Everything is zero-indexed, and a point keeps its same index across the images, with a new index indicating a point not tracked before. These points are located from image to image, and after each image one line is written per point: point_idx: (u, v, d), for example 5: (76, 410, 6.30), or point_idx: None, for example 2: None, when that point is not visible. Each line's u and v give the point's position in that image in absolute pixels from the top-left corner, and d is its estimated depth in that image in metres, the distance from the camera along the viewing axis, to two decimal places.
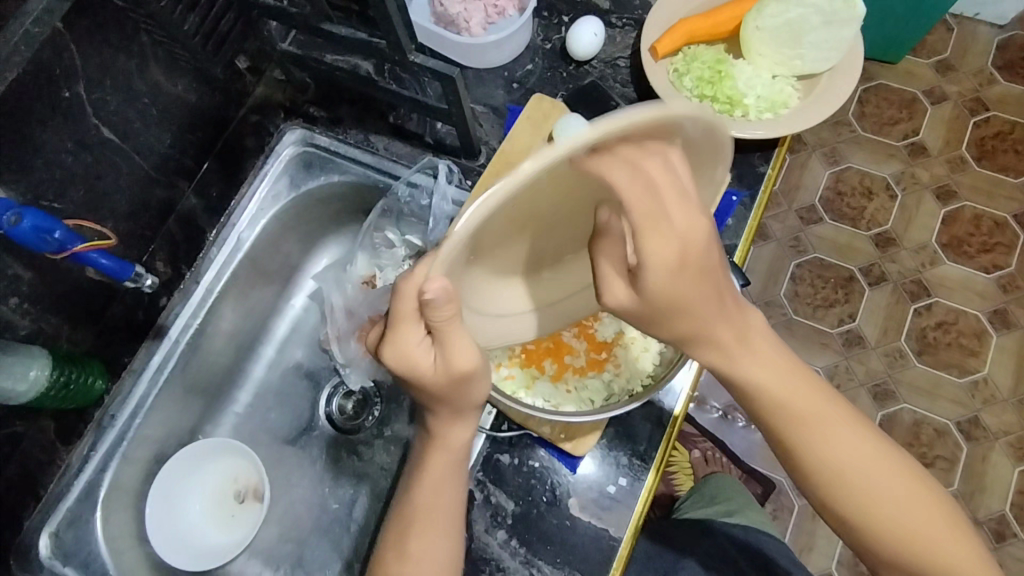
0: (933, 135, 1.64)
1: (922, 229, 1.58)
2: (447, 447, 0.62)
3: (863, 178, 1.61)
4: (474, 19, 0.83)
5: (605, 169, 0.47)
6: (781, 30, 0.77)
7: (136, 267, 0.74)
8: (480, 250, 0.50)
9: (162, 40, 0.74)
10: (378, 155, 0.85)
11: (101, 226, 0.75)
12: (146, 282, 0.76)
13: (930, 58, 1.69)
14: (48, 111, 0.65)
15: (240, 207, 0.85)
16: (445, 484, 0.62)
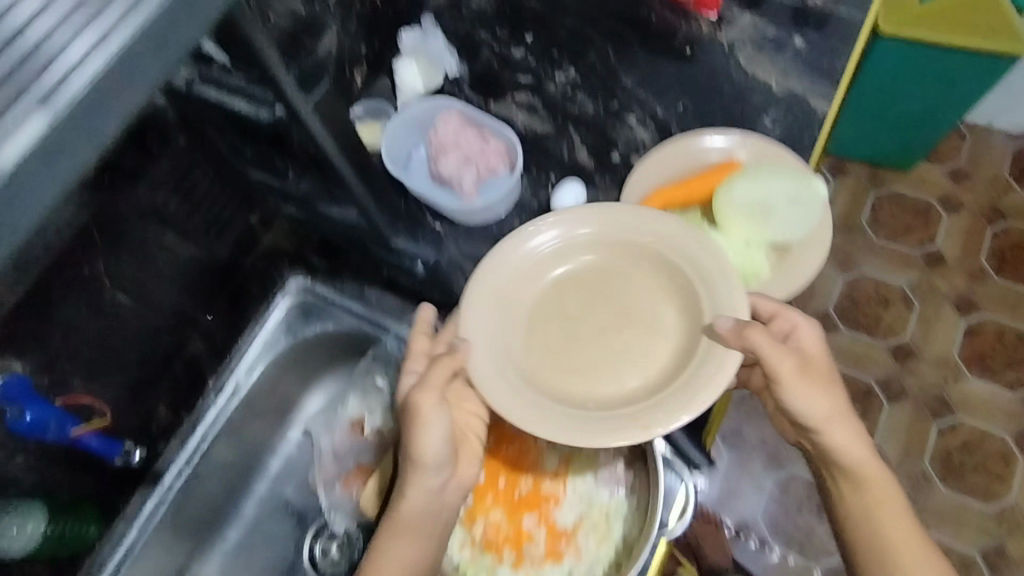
0: (950, 245, 1.64)
1: (940, 342, 1.55)
2: (422, 461, 0.65)
3: (878, 287, 1.61)
4: (466, 179, 0.91)
5: (624, 307, 0.69)
6: (751, 206, 0.80)
7: (127, 444, 0.84)
8: (530, 347, 0.67)
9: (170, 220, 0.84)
10: (369, 308, 0.90)
11: (97, 402, 0.80)
12: (136, 455, 0.85)
13: (942, 165, 1.72)
14: (66, 288, 0.73)
15: (240, 355, 0.90)
16: (415, 530, 0.65)
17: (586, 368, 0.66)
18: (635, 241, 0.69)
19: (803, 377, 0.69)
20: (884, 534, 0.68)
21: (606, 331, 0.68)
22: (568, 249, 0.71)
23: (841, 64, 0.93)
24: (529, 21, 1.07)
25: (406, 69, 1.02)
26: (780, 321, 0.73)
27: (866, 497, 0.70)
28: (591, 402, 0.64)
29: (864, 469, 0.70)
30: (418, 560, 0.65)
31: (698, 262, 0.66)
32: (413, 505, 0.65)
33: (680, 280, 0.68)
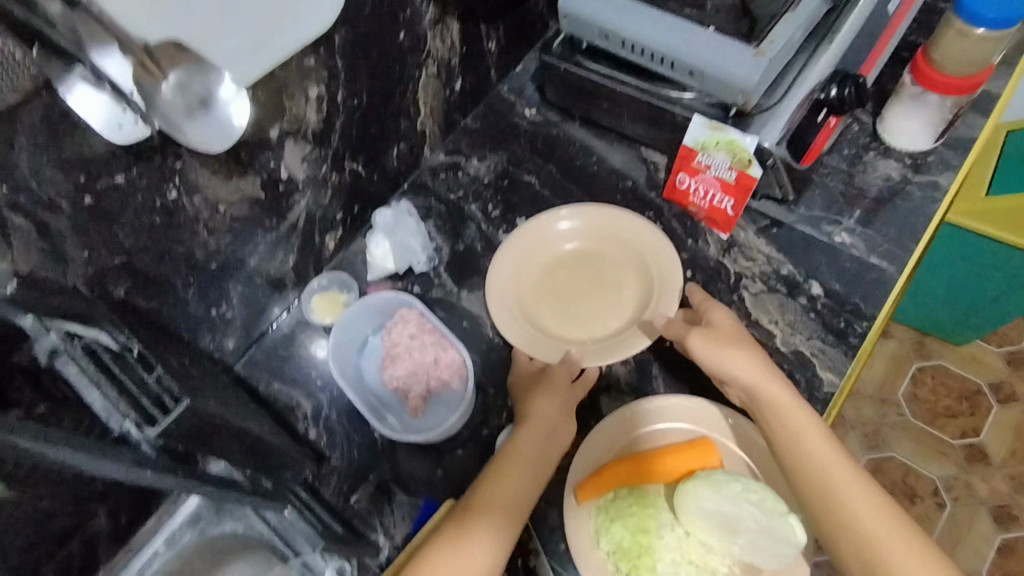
0: (997, 441, 1.61)
1: (972, 555, 1.51)
2: (546, 401, 0.77)
3: (908, 475, 1.59)
4: (414, 391, 0.85)
5: (604, 269, 0.90)
6: (715, 519, 0.68)
7: None
8: (542, 287, 0.90)
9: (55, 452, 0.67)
10: (281, 523, 0.82)
11: None
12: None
13: (1000, 346, 1.69)
14: None
15: (142, 550, 0.83)
16: (538, 444, 0.74)
17: (584, 320, 0.87)
18: (611, 232, 0.91)
19: (712, 338, 0.76)
20: (844, 498, 0.65)
21: (595, 286, 0.89)
22: (557, 239, 0.92)
23: (862, 330, 0.82)
24: (523, 203, 1.03)
25: (378, 248, 0.98)
26: (719, 314, 0.79)
27: (850, 512, 0.65)
28: (588, 310, 0.88)
29: (793, 409, 0.70)
30: (532, 469, 0.72)
31: (653, 264, 0.88)
32: (523, 446, 0.73)
33: (641, 260, 0.89)
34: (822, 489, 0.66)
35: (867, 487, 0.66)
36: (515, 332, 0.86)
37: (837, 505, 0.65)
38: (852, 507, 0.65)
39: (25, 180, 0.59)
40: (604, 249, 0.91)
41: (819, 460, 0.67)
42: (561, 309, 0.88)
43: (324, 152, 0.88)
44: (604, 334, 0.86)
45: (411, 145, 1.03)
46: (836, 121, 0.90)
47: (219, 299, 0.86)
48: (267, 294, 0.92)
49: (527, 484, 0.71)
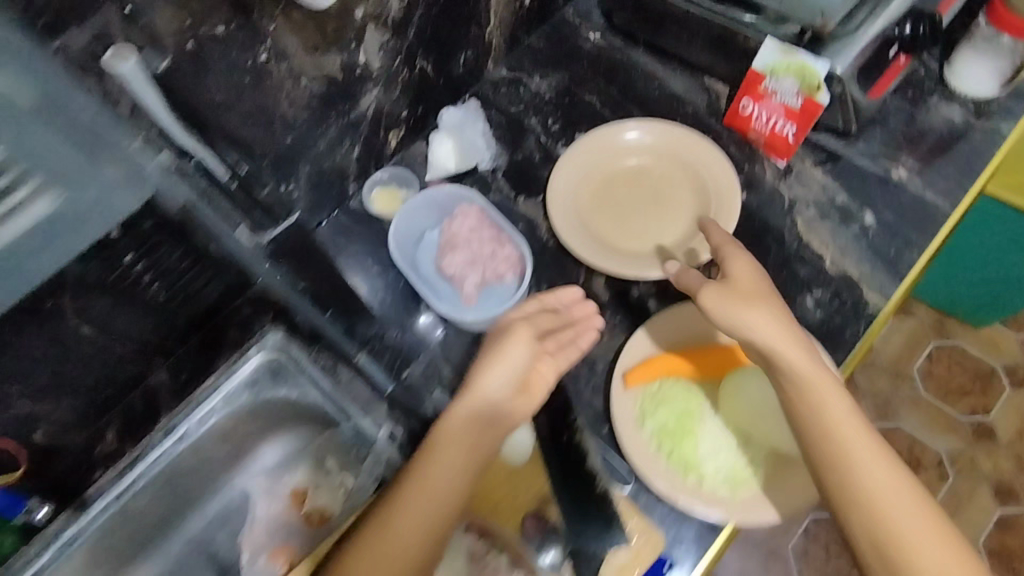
0: (1005, 421, 1.64)
1: (969, 525, 1.55)
2: (477, 395, 0.69)
3: (913, 445, 1.62)
4: (468, 280, 0.86)
5: (661, 184, 0.92)
6: (758, 406, 0.72)
7: (32, 501, 0.83)
8: (600, 195, 0.92)
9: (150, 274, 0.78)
10: (335, 389, 0.85)
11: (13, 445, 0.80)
12: (39, 514, 0.83)
13: (1017, 332, 1.72)
14: (27, 320, 0.69)
15: (200, 400, 0.87)
16: (466, 445, 0.66)
17: (637, 229, 0.90)
18: (670, 148, 0.94)
19: (728, 297, 0.69)
20: (869, 485, 0.62)
21: (651, 201, 0.91)
22: (618, 150, 0.94)
23: (909, 259, 0.85)
24: (584, 121, 1.04)
25: (440, 146, 1.01)
26: (739, 267, 0.73)
27: (862, 489, 0.62)
28: (641, 221, 0.90)
29: (814, 383, 0.65)
30: (462, 472, 0.65)
31: (708, 182, 0.91)
32: (446, 446, 0.66)
33: (698, 178, 0.92)
34: (842, 468, 0.63)
35: (887, 463, 0.63)
36: (570, 233, 0.88)
37: (856, 484, 0.62)
38: (869, 484, 0.62)
39: (146, 15, 0.61)
40: (663, 164, 0.93)
41: (842, 433, 0.64)
42: (616, 217, 0.90)
43: (400, 44, 0.89)
44: (655, 244, 0.89)
45: (477, 55, 1.03)
46: (906, 60, 0.91)
47: (287, 176, 0.87)
48: (330, 181, 0.94)
49: (453, 486, 0.65)
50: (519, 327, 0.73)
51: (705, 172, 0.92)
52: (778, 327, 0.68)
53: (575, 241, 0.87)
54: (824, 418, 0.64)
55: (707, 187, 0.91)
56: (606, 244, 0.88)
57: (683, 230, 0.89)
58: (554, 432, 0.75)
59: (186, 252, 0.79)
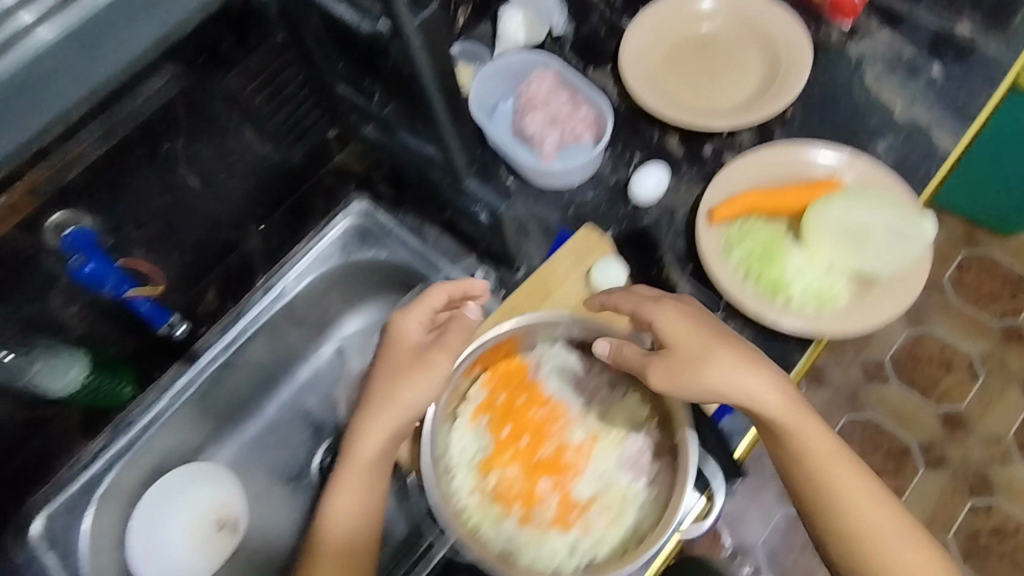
0: None
1: None
2: (361, 453, 0.66)
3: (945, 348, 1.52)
4: (548, 140, 0.86)
5: (730, 49, 0.93)
6: (845, 230, 0.75)
7: (174, 316, 0.86)
8: (669, 58, 0.93)
9: (251, 118, 0.81)
10: (426, 246, 0.90)
11: (150, 269, 0.82)
12: (180, 329, 0.87)
13: None
14: (145, 159, 0.72)
15: (293, 261, 0.91)
16: (360, 500, 0.66)
17: (705, 91, 0.91)
18: (741, 13, 0.94)
19: (678, 371, 0.63)
20: (825, 474, 0.64)
21: (719, 64, 0.92)
22: (688, 16, 0.94)
23: (978, 103, 0.88)
24: None
25: (511, 21, 0.96)
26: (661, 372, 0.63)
27: (858, 515, 0.63)
28: (709, 83, 0.91)
29: (792, 416, 0.64)
30: (352, 525, 0.66)
31: (779, 45, 0.91)
32: (336, 530, 0.66)
33: (768, 42, 0.92)
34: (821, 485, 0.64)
35: (855, 467, 0.65)
36: (641, 89, 0.89)
37: (832, 504, 0.64)
38: (847, 497, 0.63)
39: None
40: (732, 30, 0.94)
41: (817, 450, 0.64)
42: (684, 78, 0.91)
43: None
44: (722, 105, 0.90)
45: None
46: None
47: None
48: None
49: (346, 538, 0.66)
50: (432, 355, 0.68)
51: (775, 36, 0.92)
52: (735, 368, 0.63)
53: (646, 97, 0.88)
54: (804, 446, 0.64)
55: (777, 50, 0.91)
56: (674, 102, 0.89)
57: (751, 91, 0.90)
58: (642, 267, 0.81)
59: (270, 90, 0.80)
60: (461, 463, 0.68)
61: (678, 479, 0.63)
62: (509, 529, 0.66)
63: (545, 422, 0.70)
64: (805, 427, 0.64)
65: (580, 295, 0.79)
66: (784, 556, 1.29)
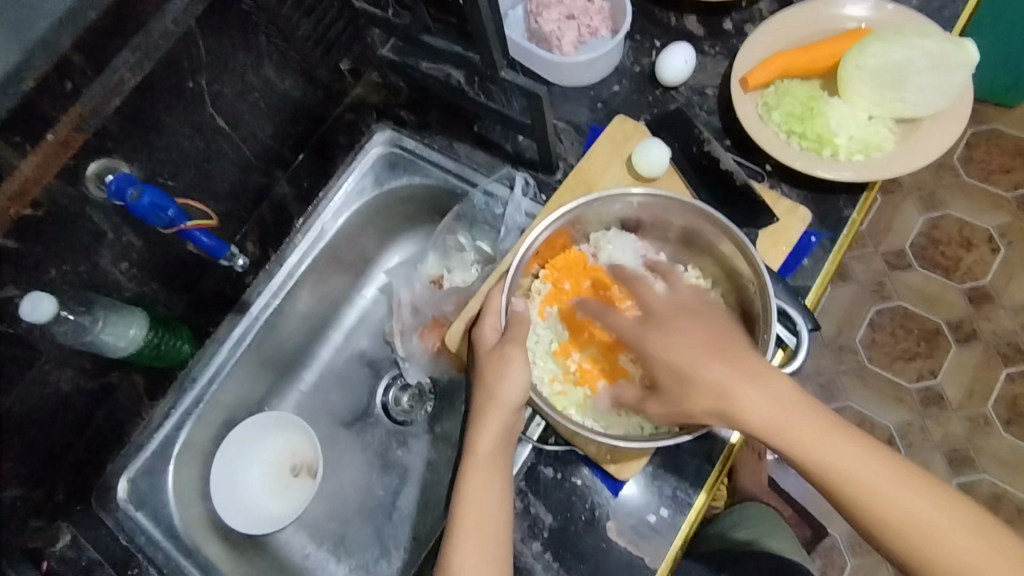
0: None
1: None
2: (477, 456, 0.62)
3: (962, 228, 1.40)
4: (566, 38, 0.84)
5: None
6: (884, 70, 0.73)
7: (232, 248, 0.83)
8: None
9: (277, 42, 0.79)
10: (459, 162, 0.89)
11: (203, 206, 0.82)
12: (239, 261, 0.85)
13: None
14: (173, 98, 0.71)
15: (327, 199, 0.90)
16: (489, 503, 0.61)
17: None
18: None
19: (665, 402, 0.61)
20: (849, 486, 0.53)
21: None
22: None
23: None
24: None
25: None
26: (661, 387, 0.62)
27: (918, 535, 0.51)
28: None
29: (813, 450, 0.54)
30: (489, 531, 0.61)
31: None
32: (471, 531, 0.60)
33: None
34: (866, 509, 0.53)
35: (904, 474, 0.53)
36: None
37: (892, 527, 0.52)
38: (918, 535, 0.51)
39: None
40: None
41: (851, 472, 0.53)
42: None
43: None
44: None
45: None
46: None
47: None
48: None
49: (486, 545, 0.60)
50: (512, 349, 0.64)
51: None
52: (749, 398, 0.56)
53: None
54: (825, 470, 0.54)
55: None
56: None
57: None
58: (683, 146, 0.79)
59: (296, 4, 0.78)
60: (539, 353, 0.69)
61: (760, 343, 0.64)
62: (597, 405, 0.67)
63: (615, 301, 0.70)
64: (823, 441, 0.54)
65: (626, 181, 0.79)
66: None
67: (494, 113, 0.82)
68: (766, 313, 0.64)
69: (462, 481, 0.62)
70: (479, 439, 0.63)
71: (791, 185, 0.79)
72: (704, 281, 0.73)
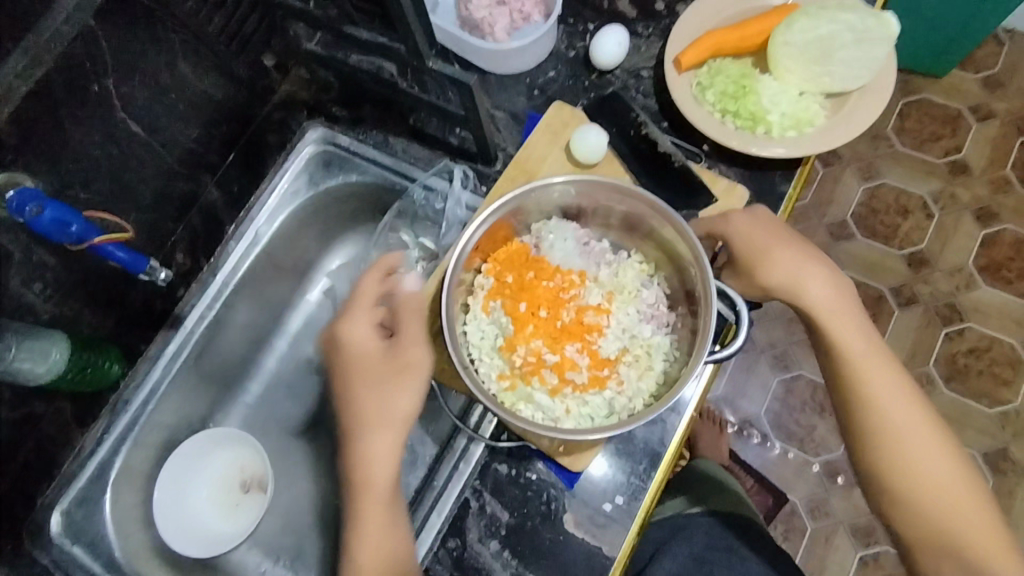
0: None
1: None
2: (374, 483, 0.63)
3: (899, 196, 1.44)
4: (498, 24, 0.81)
5: None
6: (812, 45, 0.74)
7: (153, 262, 0.78)
8: None
9: (188, 39, 0.75)
10: (396, 157, 0.86)
11: (119, 218, 0.76)
12: (161, 275, 0.80)
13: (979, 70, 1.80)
14: (77, 104, 0.66)
15: (260, 202, 0.87)
16: (384, 524, 0.64)
17: None
18: None
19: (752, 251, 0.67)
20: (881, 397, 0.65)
21: None
22: None
23: None
24: None
25: None
26: (768, 279, 0.67)
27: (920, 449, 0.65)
28: None
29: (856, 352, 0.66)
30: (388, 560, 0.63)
31: None
32: (372, 559, 0.63)
33: None
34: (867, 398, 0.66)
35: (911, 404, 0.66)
36: None
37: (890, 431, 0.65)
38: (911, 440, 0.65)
39: None
40: None
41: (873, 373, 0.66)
42: None
43: None
44: None
45: None
46: None
47: None
48: None
49: (386, 557, 0.63)
50: (404, 355, 0.65)
51: None
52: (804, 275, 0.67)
53: None
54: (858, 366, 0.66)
55: None
56: None
57: None
58: (620, 129, 0.78)
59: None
60: (484, 349, 0.68)
61: (703, 322, 0.64)
62: (545, 398, 0.66)
63: (559, 292, 0.69)
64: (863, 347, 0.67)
65: (566, 169, 0.78)
66: (787, 419, 1.33)
67: (427, 105, 0.80)
68: (707, 294, 0.64)
69: (359, 505, 0.64)
70: (374, 464, 0.64)
71: (728, 164, 0.79)
72: (647, 266, 0.72)
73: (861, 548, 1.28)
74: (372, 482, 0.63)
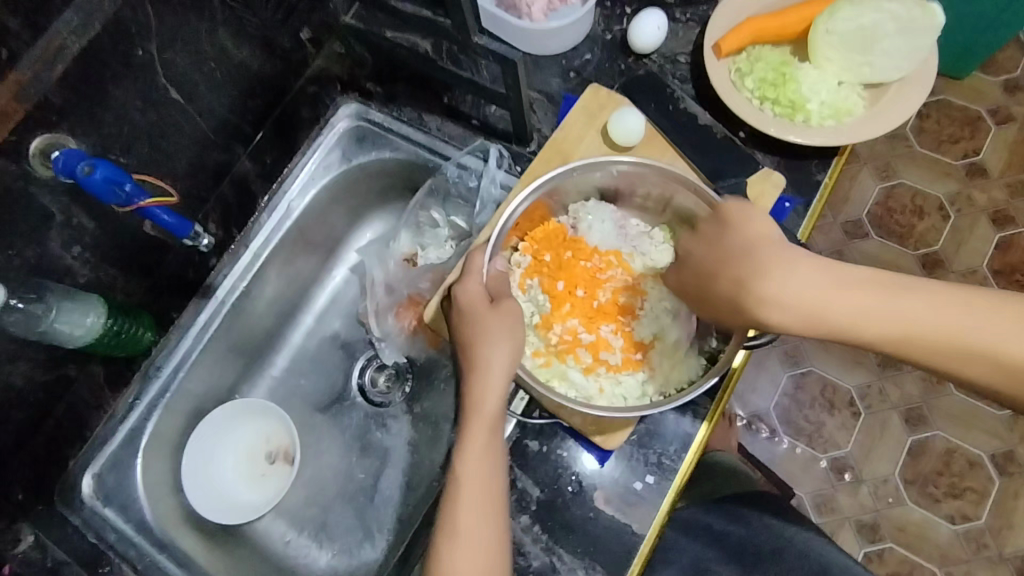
0: None
1: None
2: (483, 414, 0.61)
3: (915, 196, 1.44)
4: (535, 5, 0.80)
5: None
6: (853, 35, 0.74)
7: (196, 227, 0.78)
8: None
9: (234, 6, 0.74)
10: (430, 135, 0.86)
11: (163, 182, 0.78)
12: (204, 241, 0.80)
13: None
14: (121, 68, 0.66)
15: (293, 175, 0.87)
16: (491, 456, 0.61)
17: None
18: None
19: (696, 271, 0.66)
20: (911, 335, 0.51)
21: None
22: None
23: None
24: None
25: None
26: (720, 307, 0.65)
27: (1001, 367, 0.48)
28: None
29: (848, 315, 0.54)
30: (487, 499, 0.60)
31: None
32: (472, 498, 0.60)
33: None
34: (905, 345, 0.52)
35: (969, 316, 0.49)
36: None
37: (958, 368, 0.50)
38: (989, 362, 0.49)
39: None
40: None
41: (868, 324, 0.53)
42: None
43: None
44: None
45: None
46: None
47: None
48: None
49: (487, 492, 0.60)
50: (504, 305, 0.64)
51: None
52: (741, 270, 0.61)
53: None
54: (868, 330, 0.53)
55: None
56: None
57: None
58: (658, 104, 0.81)
59: None
60: None
61: None
62: (579, 376, 0.67)
63: (596, 272, 0.70)
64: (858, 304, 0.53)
65: (601, 151, 0.78)
66: (796, 414, 1.34)
67: (464, 83, 0.80)
68: None
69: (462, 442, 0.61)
70: (484, 399, 0.61)
71: (766, 151, 0.79)
72: None
73: (865, 543, 1.29)
74: (478, 419, 0.61)
